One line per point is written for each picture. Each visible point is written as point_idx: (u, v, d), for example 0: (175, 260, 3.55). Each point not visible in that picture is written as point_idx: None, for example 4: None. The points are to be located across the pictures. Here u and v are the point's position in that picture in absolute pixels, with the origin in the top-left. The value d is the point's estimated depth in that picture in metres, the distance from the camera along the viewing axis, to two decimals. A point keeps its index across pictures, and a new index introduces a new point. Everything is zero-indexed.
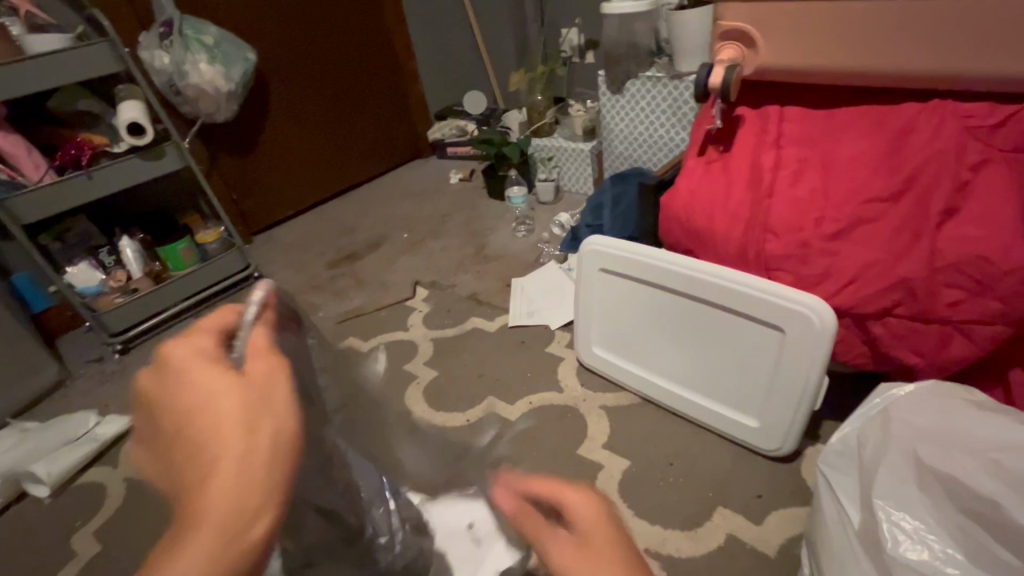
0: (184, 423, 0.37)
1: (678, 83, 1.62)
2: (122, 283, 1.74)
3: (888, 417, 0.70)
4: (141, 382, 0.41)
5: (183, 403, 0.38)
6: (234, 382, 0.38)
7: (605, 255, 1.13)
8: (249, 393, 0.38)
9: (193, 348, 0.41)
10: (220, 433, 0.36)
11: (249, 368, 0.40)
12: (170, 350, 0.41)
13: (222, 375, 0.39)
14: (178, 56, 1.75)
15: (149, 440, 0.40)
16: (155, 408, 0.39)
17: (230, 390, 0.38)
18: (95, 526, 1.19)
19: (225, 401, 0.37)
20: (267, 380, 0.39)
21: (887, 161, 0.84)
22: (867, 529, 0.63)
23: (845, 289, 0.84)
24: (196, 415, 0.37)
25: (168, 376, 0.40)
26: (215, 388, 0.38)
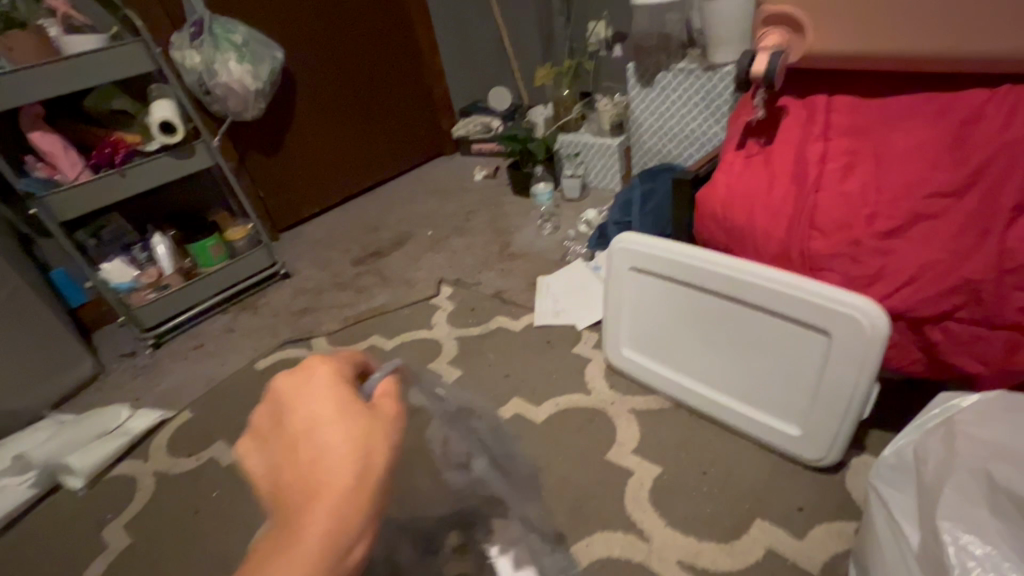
0: (304, 441, 0.42)
1: (712, 75, 1.56)
2: (154, 280, 1.77)
3: (949, 430, 0.65)
4: (279, 384, 0.46)
5: (306, 422, 0.43)
6: (356, 415, 0.43)
7: (637, 253, 1.09)
8: (366, 427, 0.42)
9: (330, 371, 0.47)
10: (331, 458, 0.41)
11: (373, 404, 0.45)
12: (312, 366, 0.47)
13: (347, 406, 0.44)
14: (208, 55, 1.77)
15: (269, 436, 0.45)
16: (289, 412, 0.44)
17: (347, 422, 0.42)
18: (126, 519, 1.21)
19: (341, 429, 0.42)
20: (379, 420, 0.44)
21: (947, 154, 0.78)
22: (930, 553, 0.58)
23: (901, 291, 0.78)
24: (314, 439, 0.42)
25: (301, 391, 0.45)
26: (344, 411, 0.43)
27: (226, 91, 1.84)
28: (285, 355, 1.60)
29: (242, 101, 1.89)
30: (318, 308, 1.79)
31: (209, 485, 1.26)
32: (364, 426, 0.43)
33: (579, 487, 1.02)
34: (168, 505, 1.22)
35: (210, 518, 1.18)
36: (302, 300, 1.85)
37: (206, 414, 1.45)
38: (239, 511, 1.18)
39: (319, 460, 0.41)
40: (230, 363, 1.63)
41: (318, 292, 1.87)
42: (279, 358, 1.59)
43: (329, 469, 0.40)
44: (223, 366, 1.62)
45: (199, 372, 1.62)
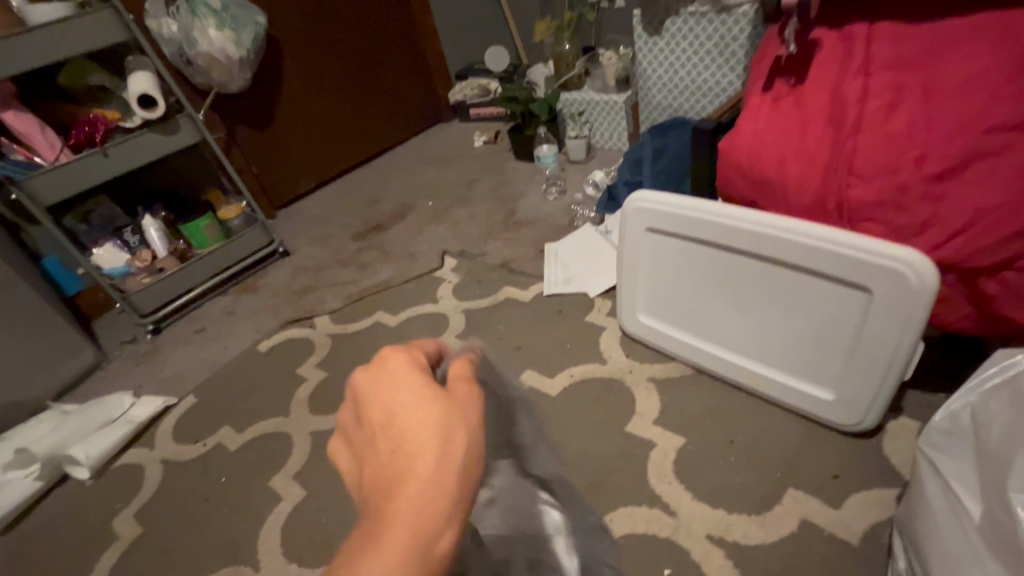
0: (389, 423, 0.39)
1: (726, 17, 1.44)
2: (147, 263, 1.71)
3: (1013, 390, 0.59)
4: (355, 381, 0.43)
5: (385, 404, 0.40)
6: (435, 391, 0.40)
7: (653, 212, 1.01)
8: (447, 413, 0.39)
9: (406, 358, 0.44)
10: (425, 420, 0.38)
11: (449, 386, 0.42)
12: (389, 354, 0.43)
13: (427, 385, 0.41)
14: (186, 21, 1.66)
15: (355, 441, 0.42)
16: (365, 406, 0.41)
17: (434, 397, 0.40)
18: (135, 509, 1.19)
19: (428, 399, 0.39)
20: (468, 403, 0.41)
21: (1011, 81, 0.69)
22: (997, 525, 0.53)
23: (953, 240, 0.71)
24: (397, 409, 0.39)
25: (380, 379, 0.42)
26: (419, 392, 0.40)
27: (209, 61, 1.74)
28: (288, 335, 1.55)
29: (226, 71, 1.79)
30: (319, 286, 1.73)
31: (217, 470, 1.22)
32: (452, 403, 0.40)
33: (601, 461, 0.98)
34: (178, 493, 1.20)
35: (220, 506, 1.15)
36: (302, 279, 1.79)
37: (210, 399, 1.41)
38: (251, 498, 1.14)
39: (405, 423, 0.38)
40: (233, 346, 1.58)
41: (319, 270, 1.81)
42: (282, 339, 1.54)
43: (428, 425, 0.38)
44: (225, 350, 1.57)
45: (201, 356, 1.58)
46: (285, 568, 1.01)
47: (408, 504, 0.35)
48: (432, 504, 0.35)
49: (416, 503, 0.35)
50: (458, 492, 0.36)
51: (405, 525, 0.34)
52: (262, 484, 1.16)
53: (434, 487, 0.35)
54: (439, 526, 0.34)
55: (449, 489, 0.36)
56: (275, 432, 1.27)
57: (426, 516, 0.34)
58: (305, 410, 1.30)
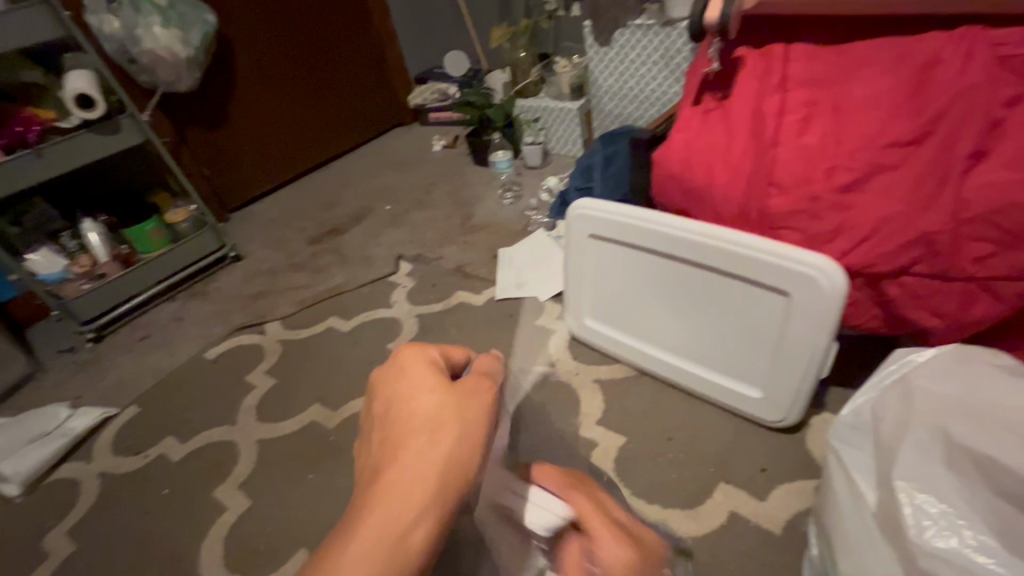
0: (392, 410, 0.40)
1: (671, 31, 1.50)
2: (87, 269, 1.64)
3: (906, 386, 0.64)
4: (375, 370, 0.44)
5: (393, 391, 0.41)
6: (444, 383, 0.41)
7: (595, 219, 1.04)
8: (455, 409, 0.39)
9: (426, 354, 0.44)
10: (424, 410, 0.39)
11: (460, 381, 0.42)
12: (409, 346, 0.45)
13: (437, 379, 0.41)
14: (129, 19, 1.61)
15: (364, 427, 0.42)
16: (378, 393, 0.42)
17: (440, 389, 0.40)
18: (70, 525, 1.14)
19: (438, 392, 0.40)
20: (476, 398, 0.40)
21: (907, 101, 0.75)
22: (886, 510, 0.58)
23: (859, 247, 0.77)
24: (402, 396, 0.40)
25: (397, 371, 0.43)
26: (430, 383, 0.41)
27: (153, 60, 1.68)
28: (237, 342, 1.51)
29: (173, 71, 1.74)
30: (271, 291, 1.70)
31: (158, 482, 1.19)
32: (456, 397, 0.40)
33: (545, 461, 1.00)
34: (116, 507, 1.16)
35: (161, 519, 1.12)
36: (253, 284, 1.75)
37: (153, 409, 1.37)
38: (194, 510, 1.12)
39: (408, 411, 0.39)
40: (179, 353, 1.54)
41: (271, 275, 1.78)
42: (231, 345, 1.51)
43: (426, 413, 0.39)
44: (170, 358, 1.53)
45: (144, 365, 1.52)
46: None
47: (392, 488, 0.34)
48: (414, 490, 0.34)
49: (399, 489, 0.34)
50: (444, 486, 0.35)
51: (385, 510, 0.33)
52: (206, 495, 1.14)
53: (421, 475, 0.35)
54: (414, 521, 0.33)
55: (438, 478, 0.35)
56: (221, 441, 1.24)
57: (407, 503, 0.34)
58: (253, 418, 1.28)
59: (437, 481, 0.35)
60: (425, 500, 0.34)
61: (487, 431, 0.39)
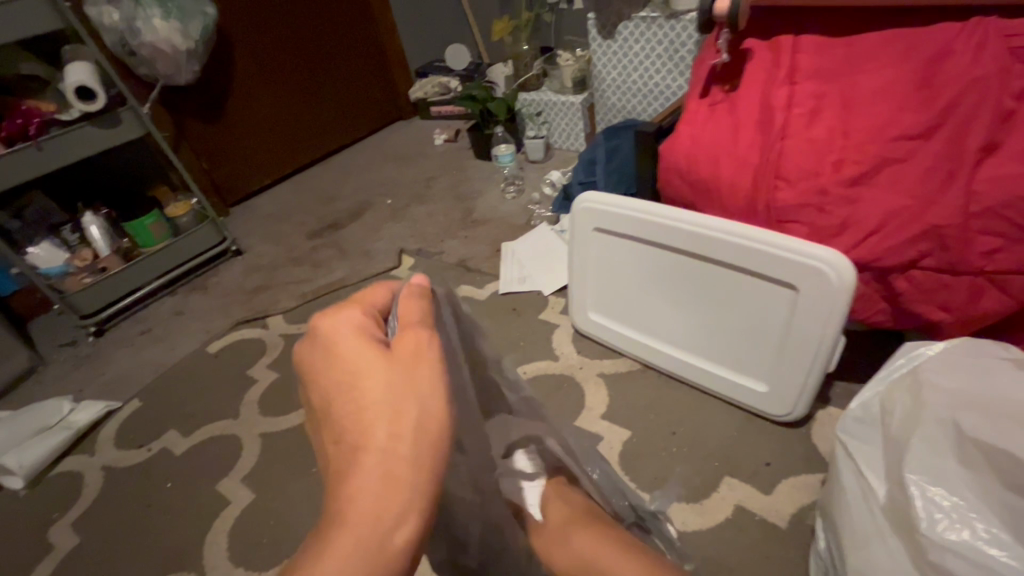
0: (335, 401, 0.36)
1: (676, 24, 1.49)
2: (88, 262, 1.63)
3: (915, 380, 0.64)
4: (300, 354, 0.40)
5: (328, 379, 0.37)
6: (380, 357, 0.36)
7: (600, 212, 1.04)
8: (394, 386, 0.35)
9: (349, 321, 0.39)
10: (370, 398, 0.35)
11: (397, 345, 0.37)
12: (326, 319, 0.39)
13: (370, 353, 0.37)
14: (128, 11, 1.60)
15: (314, 415, 0.39)
16: (314, 381, 0.38)
17: (379, 364, 0.36)
18: (73, 518, 1.14)
19: (372, 371, 0.36)
20: (419, 359, 0.37)
21: (916, 93, 0.75)
22: (896, 503, 0.58)
23: (867, 241, 0.76)
24: (341, 384, 0.36)
25: (323, 350, 0.38)
26: (362, 365, 0.36)
27: (153, 52, 1.67)
28: (239, 336, 1.51)
29: (173, 63, 1.73)
30: (272, 285, 1.69)
31: (161, 476, 1.19)
32: (400, 370, 0.36)
33: None
34: (120, 500, 1.16)
35: (165, 513, 1.11)
36: (255, 278, 1.75)
37: (155, 402, 1.37)
38: (199, 503, 1.12)
39: (355, 398, 0.35)
40: (181, 347, 1.53)
41: (272, 269, 1.77)
42: (233, 339, 1.50)
43: (375, 401, 0.35)
44: (173, 352, 1.52)
45: (146, 359, 1.52)
46: (233, 572, 0.99)
47: (365, 493, 0.32)
48: (390, 488, 0.33)
49: (374, 492, 0.32)
50: (419, 472, 0.33)
51: (364, 514, 0.32)
52: (210, 488, 1.14)
53: (392, 470, 0.33)
54: (398, 514, 0.32)
55: (410, 464, 0.33)
56: (223, 435, 1.24)
57: (385, 498, 0.32)
58: (256, 412, 1.28)
59: (398, 475, 0.33)
60: (407, 492, 0.33)
61: (444, 395, 0.36)
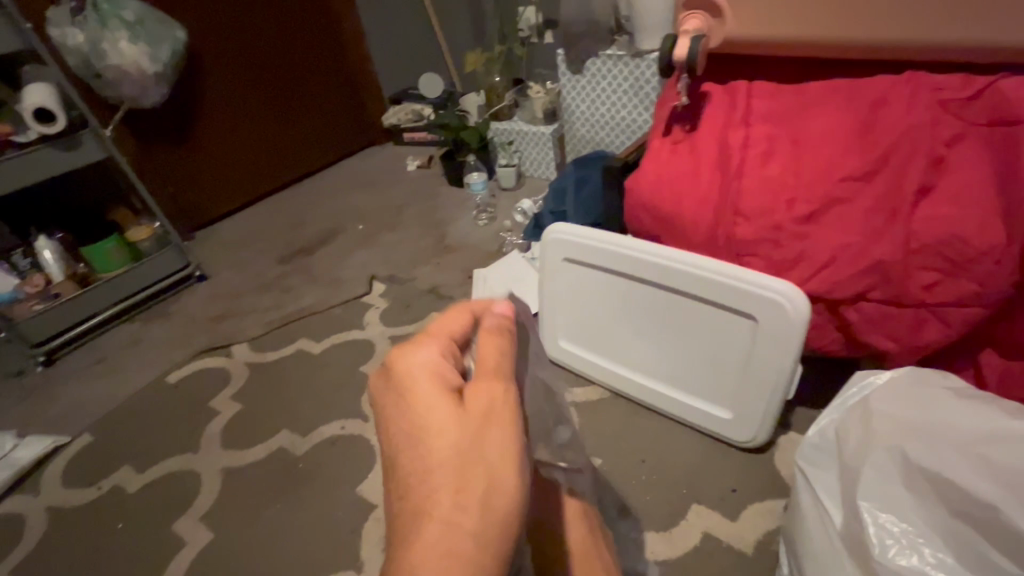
0: (406, 451, 0.34)
1: (640, 62, 1.56)
2: (40, 288, 1.57)
3: (866, 409, 0.67)
4: (375, 388, 0.38)
5: (401, 424, 0.35)
6: (455, 406, 0.34)
7: (569, 243, 1.06)
8: (469, 448, 0.33)
9: (429, 361, 0.37)
10: (444, 451, 0.33)
11: (470, 394, 0.35)
12: (408, 358, 0.37)
13: (448, 403, 0.34)
14: (94, 33, 1.58)
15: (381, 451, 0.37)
16: (384, 422, 0.36)
17: (451, 415, 0.34)
18: (12, 563, 1.07)
19: (448, 425, 0.33)
20: (493, 413, 0.34)
21: (859, 138, 0.81)
22: (850, 530, 0.60)
23: (819, 274, 0.80)
24: (412, 434, 0.34)
25: (397, 391, 0.36)
26: (437, 418, 0.34)
27: (119, 75, 1.64)
28: (200, 366, 1.46)
29: (139, 86, 1.70)
30: (238, 312, 1.65)
31: (112, 516, 1.13)
32: (473, 423, 0.34)
33: None
34: (63, 543, 1.09)
35: (114, 556, 1.05)
36: (220, 304, 1.70)
37: (107, 437, 1.30)
38: (153, 544, 1.06)
39: (428, 448, 0.33)
40: (138, 377, 1.47)
41: (238, 295, 1.73)
42: (194, 369, 1.46)
43: (448, 453, 0.33)
44: (128, 382, 1.46)
45: (99, 390, 1.45)
46: None
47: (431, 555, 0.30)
48: (457, 556, 0.30)
49: (441, 553, 0.30)
50: (490, 531, 0.31)
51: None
52: (165, 528, 1.09)
53: (461, 530, 0.30)
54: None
55: (478, 522, 0.31)
56: (181, 470, 1.19)
57: (453, 559, 0.30)
58: (216, 446, 1.23)
59: (466, 541, 0.30)
60: (474, 553, 0.30)
61: (521, 450, 0.34)
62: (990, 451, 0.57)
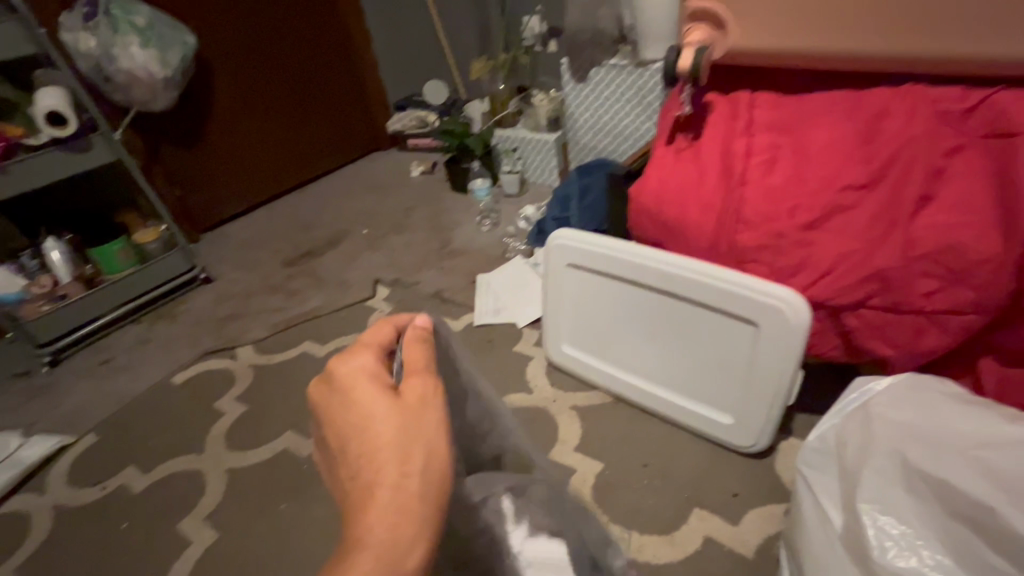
0: (346, 445, 0.36)
1: (643, 71, 1.58)
2: (47, 289, 1.59)
3: (866, 414, 0.69)
4: (312, 393, 0.40)
5: (340, 423, 0.37)
6: (390, 401, 0.37)
7: (573, 249, 1.08)
8: (404, 428, 0.36)
9: (358, 362, 0.40)
10: (383, 439, 0.35)
11: (403, 389, 0.38)
12: (338, 364, 0.39)
13: (381, 393, 0.37)
14: (106, 38, 1.60)
15: (327, 452, 0.40)
16: (325, 422, 0.39)
17: (387, 408, 0.37)
18: (18, 561, 1.08)
19: (383, 415, 0.36)
20: (426, 403, 0.37)
21: (858, 149, 0.83)
22: (850, 531, 0.61)
23: (820, 281, 0.81)
24: (352, 428, 0.36)
25: (333, 393, 0.38)
26: (373, 410, 0.36)
27: (129, 79, 1.67)
28: (206, 367, 1.47)
29: (149, 90, 1.72)
30: (243, 314, 1.66)
31: (117, 515, 1.13)
32: (406, 412, 0.37)
33: None
34: (68, 541, 1.10)
35: (120, 555, 1.06)
36: (225, 307, 1.72)
37: (114, 437, 1.31)
38: (160, 543, 1.07)
39: (366, 440, 0.36)
40: (144, 378, 1.48)
41: (243, 298, 1.74)
42: (199, 370, 1.47)
43: (385, 442, 0.35)
44: (135, 382, 1.47)
45: (105, 390, 1.46)
46: None
47: (377, 529, 0.32)
48: (401, 525, 0.33)
49: (383, 535, 0.32)
50: (428, 511, 0.34)
51: (374, 556, 0.31)
52: (170, 527, 1.09)
53: (401, 496, 0.33)
54: (408, 543, 0.32)
55: (417, 503, 0.33)
56: (186, 471, 1.20)
57: (392, 539, 0.32)
58: (222, 446, 1.24)
59: (409, 510, 0.33)
60: (414, 531, 0.33)
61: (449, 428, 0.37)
62: (987, 454, 0.58)
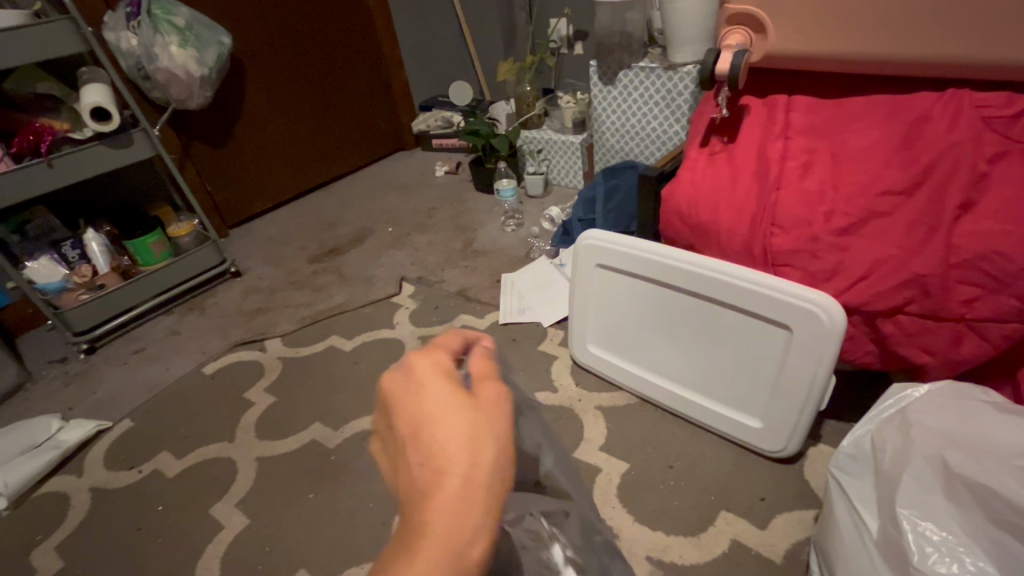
0: (416, 433, 0.37)
1: (673, 74, 1.58)
2: (87, 279, 1.63)
3: (904, 420, 0.68)
4: (385, 382, 0.41)
5: (407, 412, 0.38)
6: (467, 398, 0.38)
7: (603, 250, 1.09)
8: (475, 427, 0.36)
9: (434, 359, 0.41)
10: (449, 434, 0.36)
11: (479, 391, 0.39)
12: (416, 360, 0.41)
13: (457, 392, 0.38)
14: (146, 37, 1.64)
15: (387, 440, 0.40)
16: (393, 410, 0.39)
17: (463, 404, 0.37)
18: (57, 540, 1.11)
19: (456, 412, 0.37)
20: (498, 407, 0.38)
21: (897, 154, 0.83)
22: (887, 537, 0.61)
23: (856, 286, 0.81)
24: (423, 417, 0.37)
25: (406, 385, 0.39)
26: (447, 405, 0.37)
27: (168, 77, 1.71)
28: (236, 358, 1.51)
29: (186, 89, 1.77)
30: (271, 308, 1.70)
31: (151, 498, 1.17)
32: (478, 411, 0.37)
33: None
34: (105, 522, 1.13)
35: (154, 537, 1.09)
36: (254, 300, 1.75)
37: (148, 423, 1.35)
38: (192, 527, 1.10)
39: (436, 431, 0.36)
40: (176, 368, 1.52)
41: (271, 292, 1.78)
42: (229, 360, 1.50)
43: (456, 437, 0.36)
44: (167, 371, 1.52)
45: (139, 378, 1.51)
46: None
47: (443, 519, 0.33)
48: (465, 514, 0.33)
49: (449, 523, 0.33)
50: (489, 504, 0.34)
51: (437, 543, 0.32)
52: (203, 511, 1.12)
53: (467, 489, 0.34)
54: (474, 533, 0.33)
55: (484, 495, 0.34)
56: (218, 457, 1.23)
57: (456, 528, 0.33)
58: (252, 435, 1.27)
59: (473, 499, 0.34)
60: (474, 521, 0.33)
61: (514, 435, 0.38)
62: None
